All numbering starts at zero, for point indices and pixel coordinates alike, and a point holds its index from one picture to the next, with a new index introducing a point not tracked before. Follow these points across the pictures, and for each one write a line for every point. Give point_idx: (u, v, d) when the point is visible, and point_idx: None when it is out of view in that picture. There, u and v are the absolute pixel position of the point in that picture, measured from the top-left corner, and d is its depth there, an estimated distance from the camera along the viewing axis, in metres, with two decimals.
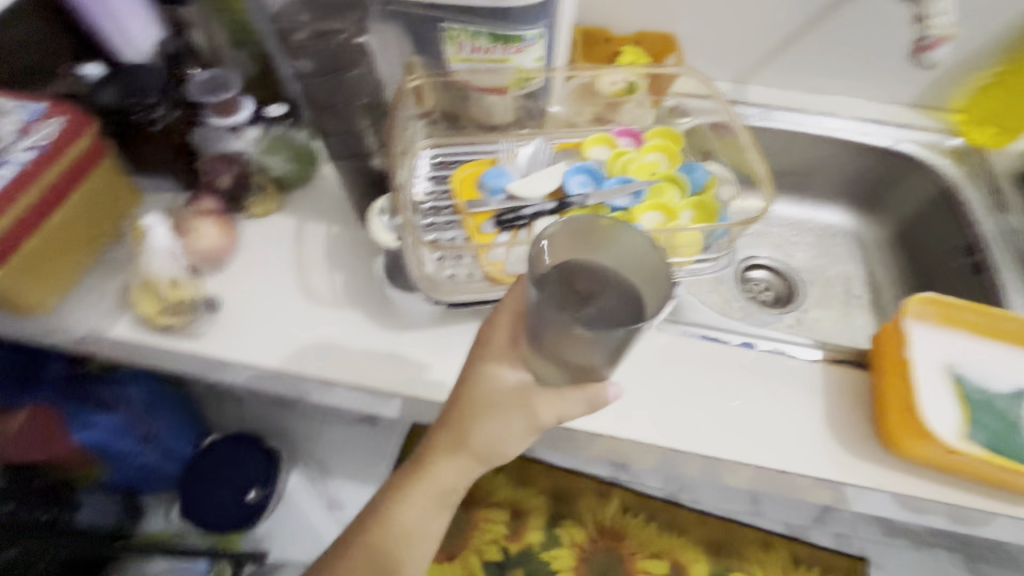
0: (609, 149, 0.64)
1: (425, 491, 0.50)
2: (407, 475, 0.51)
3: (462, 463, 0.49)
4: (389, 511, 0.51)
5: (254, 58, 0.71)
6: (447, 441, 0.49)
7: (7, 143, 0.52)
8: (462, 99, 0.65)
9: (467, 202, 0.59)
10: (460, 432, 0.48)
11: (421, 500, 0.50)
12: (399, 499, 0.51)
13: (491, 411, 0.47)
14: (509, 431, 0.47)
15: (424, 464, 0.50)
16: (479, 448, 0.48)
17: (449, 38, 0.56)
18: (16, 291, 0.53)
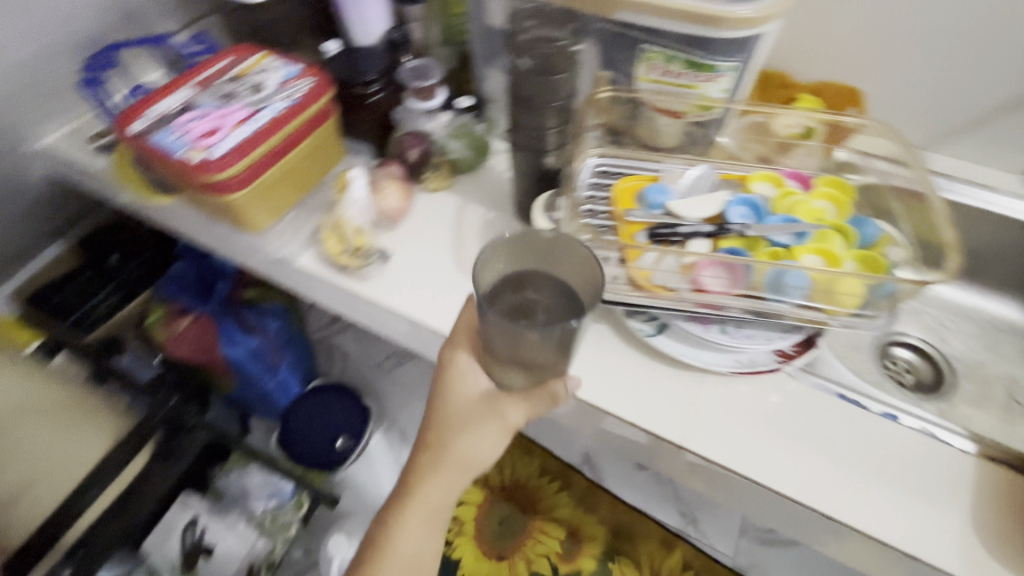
0: (774, 188, 0.64)
1: (421, 515, 0.52)
2: (400, 503, 0.53)
3: (446, 481, 0.52)
4: (386, 547, 0.52)
5: (457, 56, 0.83)
6: (435, 463, 0.52)
7: (270, 92, 0.64)
8: (636, 116, 0.69)
9: (625, 210, 0.63)
10: (440, 448, 0.52)
11: (415, 527, 0.52)
12: (398, 529, 0.52)
13: (462, 423, 0.53)
14: (485, 442, 0.52)
15: (415, 490, 0.52)
16: (462, 462, 0.52)
17: (644, 59, 0.61)
18: (246, 210, 0.64)
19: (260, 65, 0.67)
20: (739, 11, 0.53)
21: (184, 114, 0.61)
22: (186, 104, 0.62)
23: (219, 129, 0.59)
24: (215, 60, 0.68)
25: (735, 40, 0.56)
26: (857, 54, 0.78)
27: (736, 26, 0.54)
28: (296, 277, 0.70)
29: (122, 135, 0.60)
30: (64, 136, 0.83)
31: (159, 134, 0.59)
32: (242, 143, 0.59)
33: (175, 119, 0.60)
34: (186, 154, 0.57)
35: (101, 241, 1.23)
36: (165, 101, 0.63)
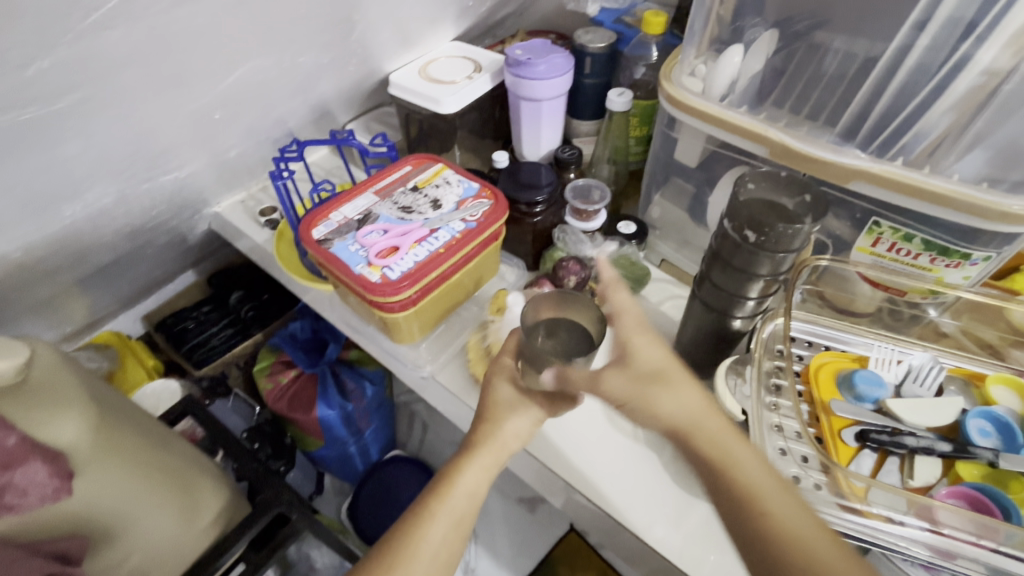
0: (1020, 399, 0.53)
1: (461, 504, 0.48)
2: (437, 491, 0.48)
3: (501, 439, 0.51)
4: (431, 514, 0.47)
5: (618, 175, 0.79)
6: (475, 446, 0.51)
7: (447, 211, 0.63)
8: (840, 281, 0.60)
9: (828, 398, 0.53)
10: (494, 421, 0.52)
11: (445, 518, 0.47)
12: (464, 463, 0.49)
13: (510, 408, 0.53)
14: (526, 429, 0.53)
15: (452, 475, 0.49)
16: (503, 443, 0.51)
17: (869, 231, 0.53)
18: (403, 326, 0.61)
19: (438, 178, 0.67)
20: (1017, 207, 0.45)
21: (364, 224, 0.61)
22: (366, 213, 0.63)
23: (398, 248, 0.58)
24: (396, 167, 0.69)
25: (1001, 233, 0.47)
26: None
27: (1010, 222, 0.45)
28: (433, 393, 0.67)
29: (305, 239, 0.60)
30: (235, 205, 0.88)
31: (339, 244, 0.59)
32: (417, 265, 0.57)
33: (356, 230, 0.60)
34: (364, 271, 0.56)
35: (228, 275, 1.26)
36: (347, 207, 0.63)
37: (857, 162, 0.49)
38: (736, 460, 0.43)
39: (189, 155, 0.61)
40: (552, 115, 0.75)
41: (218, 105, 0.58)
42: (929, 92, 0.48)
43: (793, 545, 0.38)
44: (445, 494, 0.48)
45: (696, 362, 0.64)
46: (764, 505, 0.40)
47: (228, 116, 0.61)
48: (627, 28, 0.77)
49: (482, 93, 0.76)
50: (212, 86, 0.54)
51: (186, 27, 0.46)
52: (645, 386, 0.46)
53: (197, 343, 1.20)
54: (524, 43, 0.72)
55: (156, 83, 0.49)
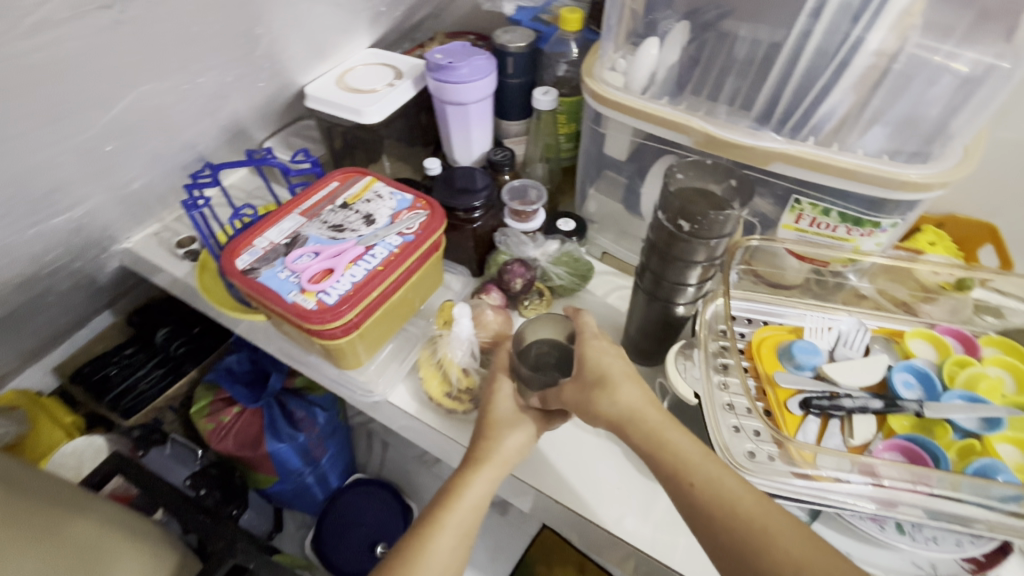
0: (934, 350, 0.58)
1: (468, 516, 0.47)
2: (443, 503, 0.47)
3: (505, 453, 0.50)
4: (438, 526, 0.45)
5: (553, 173, 0.80)
6: (478, 459, 0.49)
7: (381, 226, 0.60)
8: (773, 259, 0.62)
9: (771, 372, 0.55)
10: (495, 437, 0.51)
11: (452, 530, 0.45)
12: (470, 475, 0.48)
13: (510, 422, 0.52)
14: (527, 443, 0.52)
15: (457, 488, 0.47)
16: (506, 457, 0.50)
17: (791, 208, 0.56)
18: (348, 351, 0.58)
19: (369, 192, 0.64)
20: (916, 175, 0.48)
21: (293, 248, 0.57)
22: (294, 236, 0.59)
23: (332, 270, 0.55)
24: (323, 184, 0.65)
25: (904, 201, 0.51)
26: (995, 181, 0.72)
27: (911, 190, 0.49)
28: (389, 414, 0.64)
29: (228, 271, 0.56)
30: (149, 238, 0.81)
31: (267, 272, 0.55)
32: (355, 287, 0.54)
33: (284, 255, 0.57)
34: (298, 298, 0.53)
35: (150, 312, 1.15)
36: (272, 231, 0.59)
37: (774, 144, 0.52)
38: (667, 440, 0.44)
39: (81, 194, 0.55)
40: (480, 118, 0.74)
41: (108, 137, 0.52)
42: (830, 75, 0.51)
43: (727, 511, 0.39)
44: (452, 504, 0.46)
45: (647, 351, 0.65)
46: (697, 478, 0.41)
47: (122, 147, 0.55)
48: (545, 25, 0.77)
49: (405, 100, 0.73)
50: (96, 116, 0.49)
51: (55, 55, 0.41)
52: (586, 393, 0.48)
53: (122, 390, 1.08)
54: (442, 47, 0.70)
55: (26, 118, 0.43)
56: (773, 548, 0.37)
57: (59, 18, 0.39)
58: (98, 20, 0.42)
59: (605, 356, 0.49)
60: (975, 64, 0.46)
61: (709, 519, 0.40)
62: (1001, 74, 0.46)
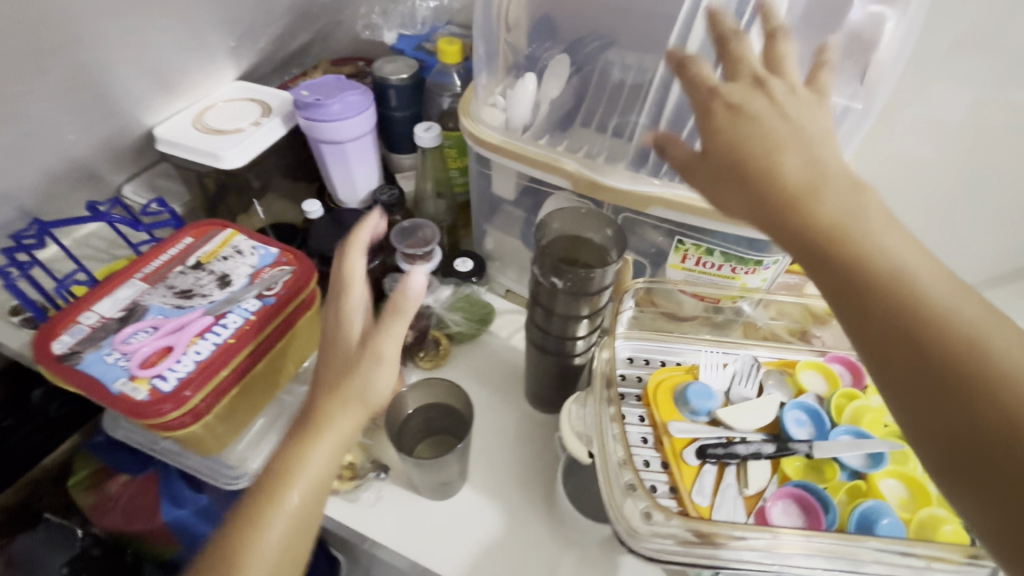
0: (824, 382, 0.58)
1: (302, 499, 0.38)
2: (272, 487, 0.38)
3: (351, 406, 0.40)
4: (256, 525, 0.37)
5: (450, 210, 0.75)
6: (315, 428, 0.39)
7: (238, 288, 0.53)
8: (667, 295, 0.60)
9: (668, 420, 0.53)
10: (341, 385, 0.40)
11: (282, 520, 0.38)
12: (302, 451, 0.39)
13: (360, 362, 0.40)
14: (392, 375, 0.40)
15: (290, 469, 0.39)
16: (358, 405, 0.40)
17: (677, 248, 0.54)
18: (201, 437, 0.50)
19: (227, 248, 0.57)
20: None
21: (127, 324, 0.49)
22: (131, 307, 0.51)
23: (171, 348, 0.47)
24: (173, 241, 0.57)
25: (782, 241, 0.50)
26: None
27: None
28: None
29: (41, 360, 0.47)
30: None
31: (91, 356, 0.47)
32: (201, 366, 0.47)
33: (113, 333, 0.48)
34: (125, 388, 0.45)
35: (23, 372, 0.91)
36: (104, 303, 0.51)
37: (650, 189, 0.50)
38: (814, 212, 0.30)
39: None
40: (361, 156, 0.69)
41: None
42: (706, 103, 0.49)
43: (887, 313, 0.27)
44: (277, 496, 0.38)
45: (548, 400, 0.62)
46: (891, 283, 0.28)
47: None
48: (428, 55, 0.73)
49: (274, 139, 0.66)
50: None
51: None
52: (802, 186, 0.31)
53: None
54: (311, 82, 0.64)
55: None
56: (980, 354, 0.25)
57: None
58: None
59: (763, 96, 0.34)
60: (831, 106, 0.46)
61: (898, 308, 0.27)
62: (855, 114, 0.46)
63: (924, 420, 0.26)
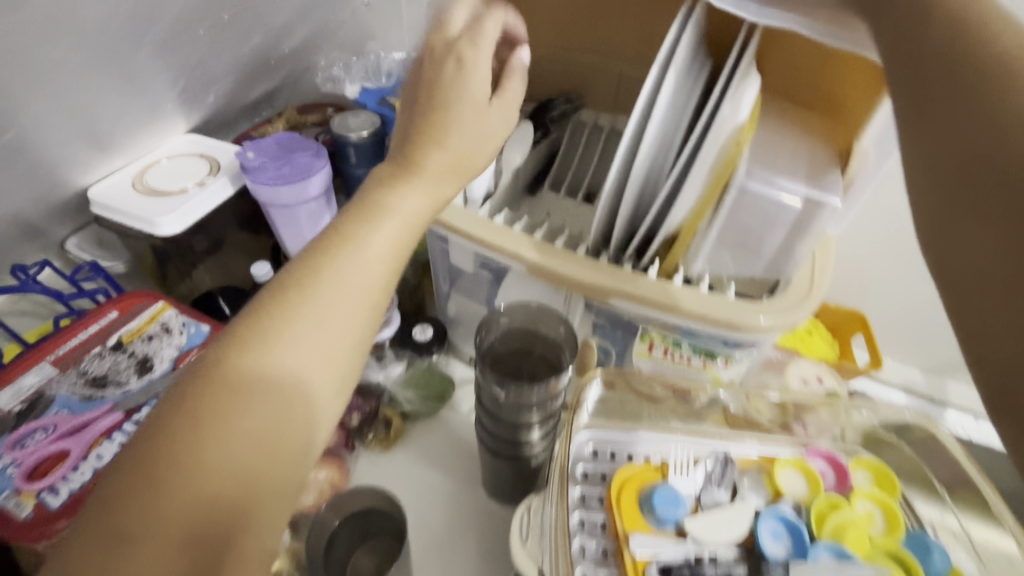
0: (804, 483, 0.52)
1: (330, 318, 0.32)
2: (289, 291, 0.32)
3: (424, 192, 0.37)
4: (284, 315, 0.31)
5: (414, 270, 0.71)
6: (373, 206, 0.36)
7: (159, 375, 0.49)
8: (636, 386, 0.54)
9: (630, 531, 0.47)
10: (420, 143, 0.38)
11: (326, 291, 0.32)
12: (389, 199, 0.36)
13: (431, 135, 0.38)
14: (429, 211, 0.38)
15: (324, 258, 0.33)
16: (393, 240, 0.36)
17: (642, 337, 0.50)
18: None
19: (153, 325, 0.52)
20: (765, 321, 0.43)
21: (25, 421, 0.44)
22: (34, 399, 0.46)
23: (69, 453, 0.42)
24: (95, 316, 0.52)
25: (756, 341, 0.45)
26: (863, 261, 0.70)
27: (757, 333, 0.43)
28: None
29: None
30: None
31: None
32: (99, 476, 0.42)
33: (8, 433, 0.43)
34: (7, 504, 0.40)
35: None
36: (4, 394, 0.46)
37: (610, 280, 0.45)
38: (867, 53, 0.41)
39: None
40: (313, 217, 0.64)
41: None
42: (675, 182, 0.46)
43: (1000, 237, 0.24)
44: (291, 311, 0.31)
45: (506, 493, 0.57)
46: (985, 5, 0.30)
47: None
48: (392, 110, 0.69)
49: (219, 201, 0.62)
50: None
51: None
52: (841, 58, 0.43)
53: None
54: (257, 142, 0.61)
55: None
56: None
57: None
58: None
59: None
60: (807, 199, 0.42)
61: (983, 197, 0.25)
62: (831, 209, 0.42)
63: (960, 269, 0.25)
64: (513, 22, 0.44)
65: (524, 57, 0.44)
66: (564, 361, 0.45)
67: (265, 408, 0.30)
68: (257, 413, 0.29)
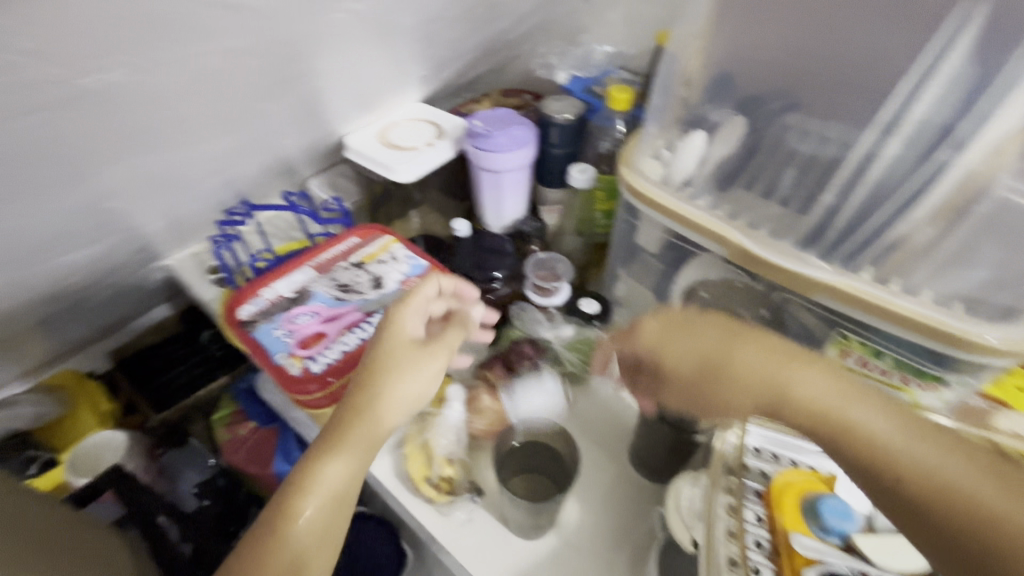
0: None
1: (320, 503, 0.42)
2: (294, 491, 0.42)
3: (394, 384, 0.46)
4: (304, 485, 0.42)
5: (588, 248, 0.76)
6: (375, 381, 0.46)
7: (388, 292, 0.59)
8: None
9: (791, 530, 0.46)
10: (397, 361, 0.47)
11: (337, 471, 0.43)
12: (365, 396, 0.45)
13: (385, 361, 0.47)
14: (410, 399, 0.46)
15: (333, 438, 0.44)
16: (386, 419, 0.45)
17: (836, 341, 0.50)
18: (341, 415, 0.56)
19: (386, 252, 0.63)
20: (995, 339, 0.41)
21: (296, 305, 0.57)
22: (301, 290, 0.58)
23: (327, 334, 0.54)
24: (342, 237, 0.65)
25: (977, 361, 0.44)
26: None
27: (982, 353, 0.42)
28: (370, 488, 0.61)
29: (228, 320, 0.56)
30: (189, 259, 0.83)
31: (264, 327, 0.55)
32: (345, 356, 0.53)
33: (284, 311, 0.56)
34: (285, 362, 0.52)
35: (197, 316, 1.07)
36: (281, 283, 0.59)
37: (819, 273, 0.47)
38: None
39: (97, 230, 0.54)
40: (514, 186, 0.72)
41: (108, 196, 0.50)
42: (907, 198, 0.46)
43: (885, 461, 0.35)
44: (296, 502, 0.41)
45: (657, 468, 0.59)
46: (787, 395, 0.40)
47: (136, 197, 0.53)
48: (596, 98, 0.75)
49: (442, 160, 0.72)
50: (103, 172, 0.46)
51: (80, 122, 0.40)
52: None
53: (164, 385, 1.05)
54: (484, 113, 0.69)
55: (27, 175, 0.41)
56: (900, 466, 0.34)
57: (96, 91, 0.38)
58: (151, 87, 0.41)
59: (812, 383, 0.39)
60: None
61: (855, 398, 0.38)
62: None
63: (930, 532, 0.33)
64: (449, 283, 0.56)
65: (477, 311, 0.56)
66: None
67: (317, 528, 0.41)
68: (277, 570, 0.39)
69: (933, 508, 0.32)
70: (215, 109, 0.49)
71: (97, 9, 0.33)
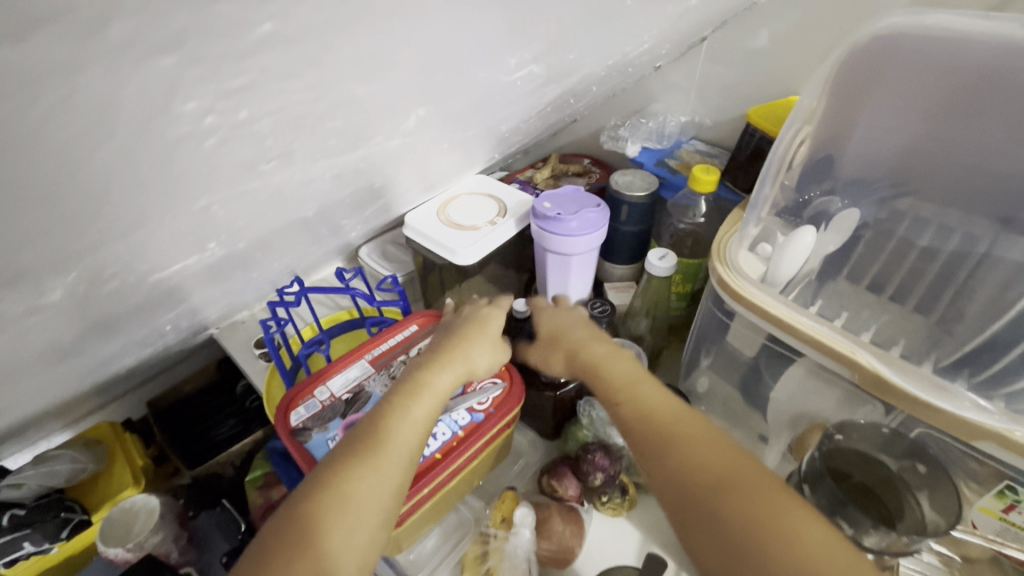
0: None
1: (395, 447, 0.42)
2: (356, 447, 0.41)
3: (480, 353, 0.53)
4: (372, 439, 0.42)
5: (660, 332, 0.69)
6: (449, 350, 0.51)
7: (451, 395, 0.54)
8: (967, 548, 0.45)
9: None
10: (479, 329, 0.54)
11: (407, 421, 0.44)
12: (433, 361, 0.49)
13: (466, 332, 0.54)
14: (482, 363, 0.53)
15: (407, 391, 0.46)
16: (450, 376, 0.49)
17: (1000, 493, 0.42)
18: (397, 540, 0.50)
19: None
20: None
21: (352, 409, 0.52)
22: (357, 391, 0.53)
23: None
24: (400, 327, 0.60)
25: None
26: None
27: None
28: None
29: (279, 426, 0.51)
30: (233, 329, 0.80)
31: (317, 437, 0.50)
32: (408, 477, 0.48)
33: (340, 417, 0.51)
34: None
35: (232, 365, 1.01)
36: (335, 381, 0.54)
37: (982, 419, 0.39)
38: None
39: (154, 338, 0.50)
40: (582, 265, 0.66)
41: (171, 314, 0.46)
42: None
43: (708, 473, 0.40)
44: (368, 453, 0.41)
45: None
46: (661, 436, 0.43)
47: (196, 307, 0.49)
48: (669, 172, 0.70)
49: (506, 239, 0.68)
50: (170, 301, 0.42)
51: (173, 266, 0.36)
52: None
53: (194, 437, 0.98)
54: (553, 193, 0.65)
55: (101, 317, 0.37)
56: (742, 500, 0.37)
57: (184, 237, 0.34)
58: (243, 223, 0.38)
59: (695, 436, 0.42)
60: None
61: (688, 423, 0.44)
62: None
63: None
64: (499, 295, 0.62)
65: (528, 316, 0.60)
66: (914, 507, 0.47)
67: (389, 477, 0.41)
68: (368, 500, 0.39)
69: (740, 518, 0.37)
70: (297, 228, 0.45)
71: (204, 182, 0.29)
